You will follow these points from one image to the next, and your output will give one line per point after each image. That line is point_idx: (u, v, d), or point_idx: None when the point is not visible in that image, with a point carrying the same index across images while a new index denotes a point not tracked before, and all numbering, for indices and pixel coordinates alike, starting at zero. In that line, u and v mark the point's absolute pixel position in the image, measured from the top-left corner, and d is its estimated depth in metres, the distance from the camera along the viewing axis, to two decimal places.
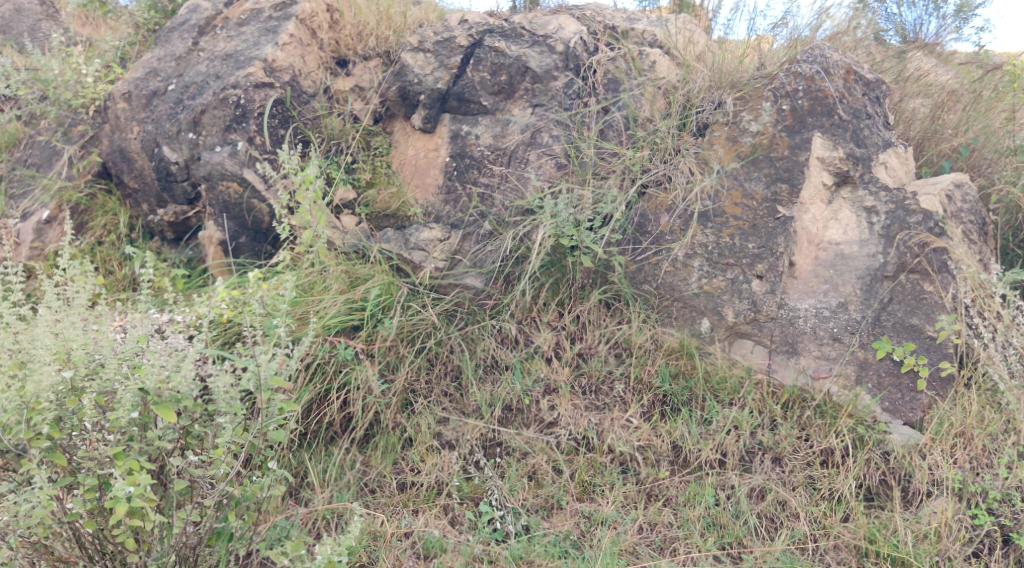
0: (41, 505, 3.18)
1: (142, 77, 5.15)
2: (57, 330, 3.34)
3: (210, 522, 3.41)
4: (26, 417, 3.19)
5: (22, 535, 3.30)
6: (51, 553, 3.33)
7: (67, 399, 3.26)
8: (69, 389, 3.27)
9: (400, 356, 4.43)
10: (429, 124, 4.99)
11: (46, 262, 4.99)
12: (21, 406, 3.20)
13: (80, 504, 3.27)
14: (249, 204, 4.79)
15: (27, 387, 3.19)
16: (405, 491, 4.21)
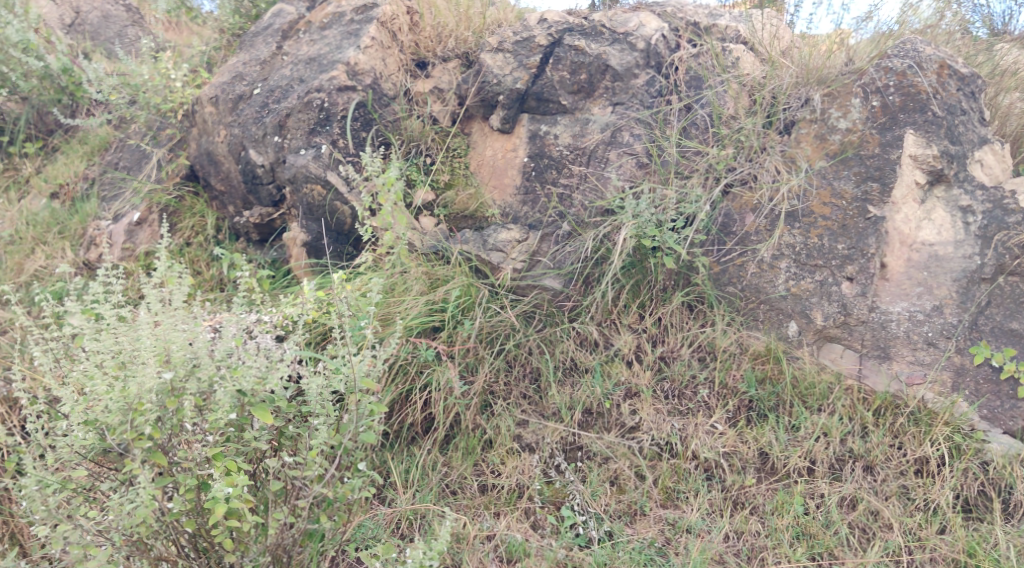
0: (143, 504, 3.22)
1: (228, 82, 5.17)
2: (157, 331, 3.31)
3: (303, 524, 3.42)
4: (131, 418, 3.23)
5: (125, 531, 3.32)
6: (151, 549, 3.34)
7: (170, 399, 3.26)
8: (170, 390, 3.27)
9: (479, 357, 4.40)
10: (508, 124, 4.95)
11: (139, 263, 5.04)
12: (125, 407, 3.25)
13: (180, 505, 3.30)
14: (332, 207, 4.79)
15: (130, 388, 3.22)
16: (486, 493, 4.18)
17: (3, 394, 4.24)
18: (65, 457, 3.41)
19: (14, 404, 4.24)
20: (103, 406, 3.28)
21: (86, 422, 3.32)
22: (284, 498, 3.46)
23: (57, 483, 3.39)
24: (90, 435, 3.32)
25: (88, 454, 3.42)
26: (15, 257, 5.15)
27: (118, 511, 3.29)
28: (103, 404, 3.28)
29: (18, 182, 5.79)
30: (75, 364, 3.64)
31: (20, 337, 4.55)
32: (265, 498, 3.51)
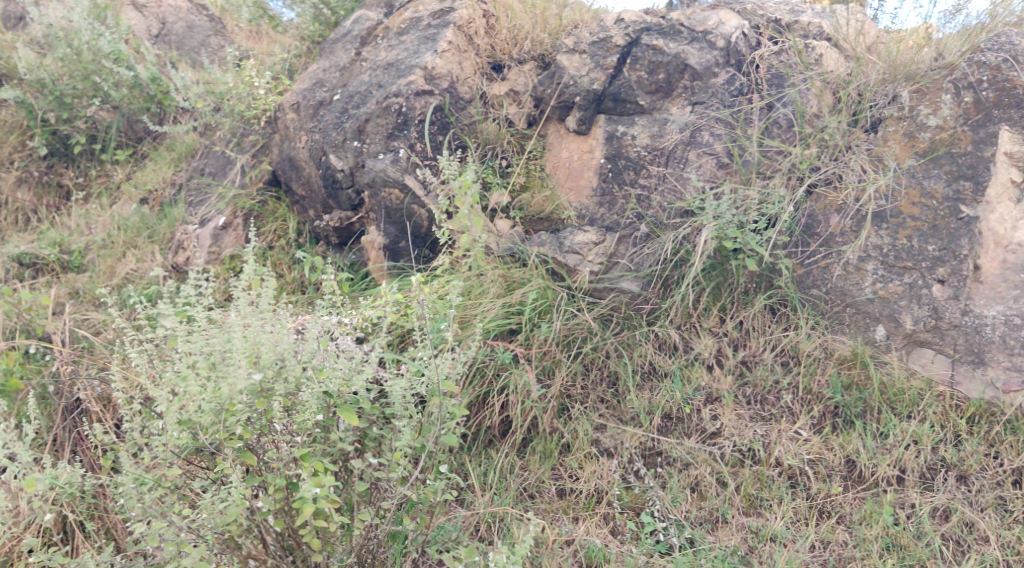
0: (235, 503, 3.26)
1: (309, 88, 5.23)
2: (248, 332, 3.34)
3: (387, 524, 3.43)
4: (223, 418, 3.26)
5: (217, 530, 3.32)
6: (241, 548, 3.35)
7: (261, 400, 3.29)
8: (260, 390, 3.31)
9: (556, 361, 4.35)
10: (584, 125, 4.89)
11: (224, 267, 5.08)
12: (218, 407, 3.27)
13: (269, 504, 3.31)
14: (409, 210, 4.80)
15: (222, 388, 3.24)
16: (564, 497, 4.16)
17: (98, 393, 4.25)
18: (160, 455, 3.41)
19: (110, 404, 4.25)
20: (196, 406, 3.29)
21: (180, 422, 3.32)
22: (368, 499, 3.45)
23: (153, 480, 3.40)
24: (184, 435, 3.32)
25: (181, 454, 3.40)
26: (107, 260, 5.26)
27: (211, 509, 3.29)
28: (197, 403, 3.29)
29: (109, 189, 5.90)
30: (166, 361, 3.67)
31: (115, 338, 4.61)
32: (349, 498, 3.46)
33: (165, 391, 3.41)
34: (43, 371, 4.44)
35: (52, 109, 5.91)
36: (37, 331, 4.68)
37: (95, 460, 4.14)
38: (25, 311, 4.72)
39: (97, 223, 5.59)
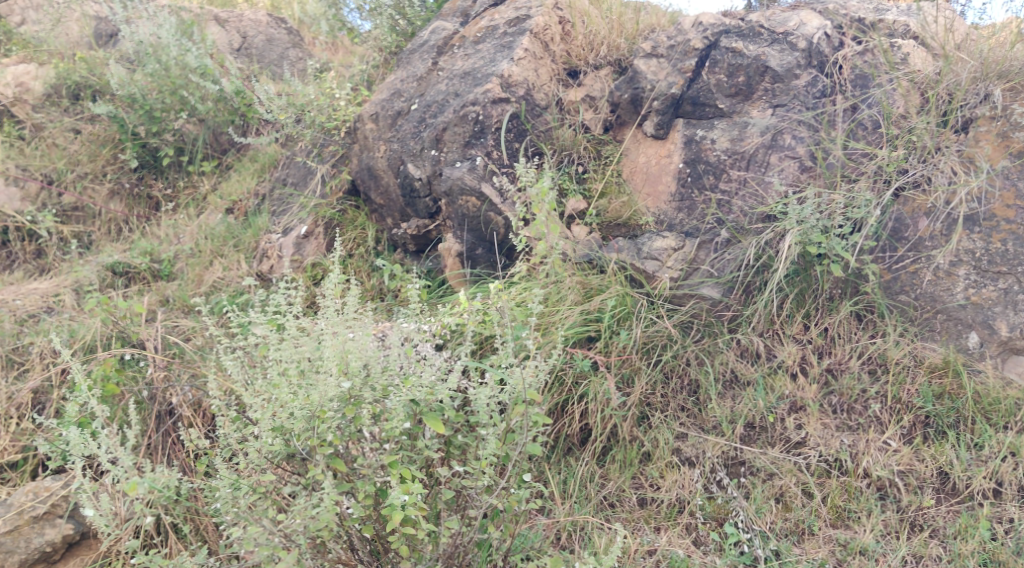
0: (327, 508, 3.22)
1: (387, 98, 5.25)
2: (337, 342, 3.39)
3: (473, 533, 3.38)
4: (315, 426, 3.29)
5: (309, 534, 3.30)
6: (329, 551, 3.36)
7: (350, 407, 3.34)
8: (348, 399, 3.35)
9: (635, 368, 4.30)
10: (662, 130, 4.84)
11: (307, 275, 5.11)
12: (309, 415, 3.30)
13: (360, 510, 3.30)
14: (486, 218, 4.78)
15: (313, 396, 3.28)
16: (645, 506, 4.12)
17: (190, 399, 4.35)
18: (254, 461, 3.39)
19: (205, 411, 4.33)
20: (289, 413, 3.31)
21: (273, 428, 3.35)
22: (453, 506, 3.47)
23: (249, 484, 3.39)
24: (277, 441, 3.35)
25: (274, 459, 3.41)
26: (196, 269, 5.34)
27: (304, 514, 3.28)
28: (289, 410, 3.32)
29: (197, 200, 6.00)
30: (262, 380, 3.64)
31: (205, 344, 4.70)
32: (435, 506, 3.48)
33: (260, 401, 3.42)
34: (140, 378, 4.47)
35: (142, 122, 6.05)
36: (131, 338, 4.65)
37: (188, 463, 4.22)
38: (120, 318, 4.69)
39: (185, 233, 5.70)
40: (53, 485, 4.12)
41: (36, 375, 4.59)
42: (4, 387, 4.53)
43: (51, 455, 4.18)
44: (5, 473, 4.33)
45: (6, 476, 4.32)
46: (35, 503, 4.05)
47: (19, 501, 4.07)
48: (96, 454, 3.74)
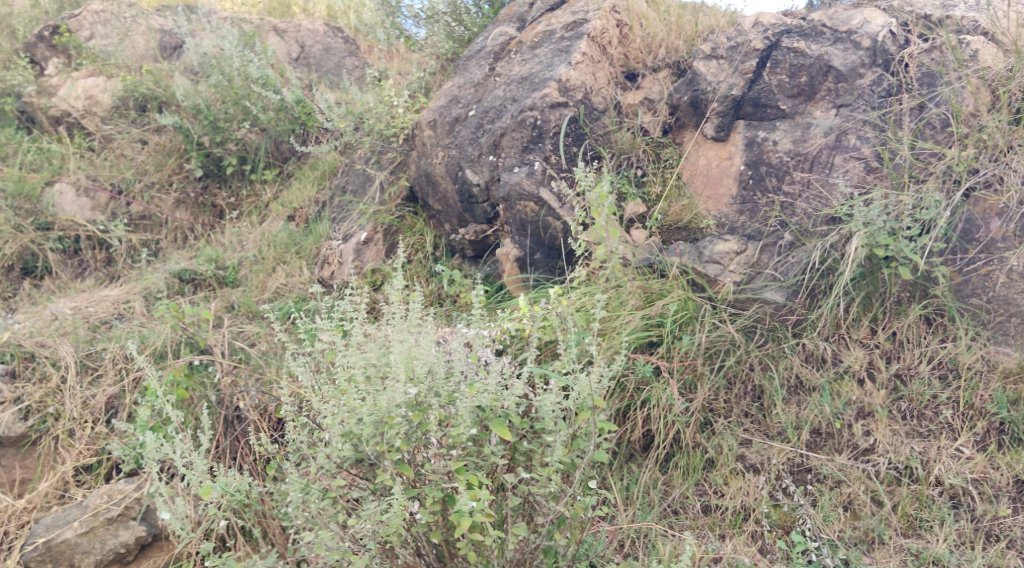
0: (397, 513, 3.23)
1: (444, 105, 5.25)
2: (409, 344, 3.37)
3: (542, 540, 3.41)
4: (383, 432, 3.28)
5: (379, 539, 3.36)
6: (397, 556, 3.41)
7: (418, 412, 3.31)
8: (415, 405, 3.32)
9: (698, 374, 4.26)
10: (723, 131, 4.78)
11: (367, 280, 5.09)
12: (377, 421, 3.29)
13: (428, 516, 3.31)
14: (544, 222, 4.73)
15: (380, 402, 3.26)
16: (709, 514, 4.08)
17: (257, 404, 4.35)
18: (324, 466, 3.41)
19: (273, 415, 4.32)
20: (357, 419, 3.30)
21: (343, 434, 3.33)
22: (519, 513, 3.43)
23: (319, 489, 3.41)
24: (346, 446, 3.33)
25: (342, 463, 3.39)
26: (259, 276, 5.38)
27: (374, 520, 3.28)
28: (358, 416, 3.30)
29: (259, 208, 6.05)
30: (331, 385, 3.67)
31: (270, 349, 4.70)
32: (501, 513, 3.46)
33: (329, 408, 3.46)
34: (208, 384, 4.54)
35: (206, 132, 6.16)
36: (199, 344, 4.75)
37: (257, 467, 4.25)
38: (189, 324, 4.79)
39: (248, 240, 5.74)
40: (127, 488, 4.18)
41: (111, 381, 4.63)
42: (79, 392, 4.59)
43: (125, 458, 4.31)
44: (80, 475, 4.40)
45: (81, 479, 4.39)
46: (109, 505, 4.11)
47: (93, 503, 4.13)
48: (172, 458, 3.77)
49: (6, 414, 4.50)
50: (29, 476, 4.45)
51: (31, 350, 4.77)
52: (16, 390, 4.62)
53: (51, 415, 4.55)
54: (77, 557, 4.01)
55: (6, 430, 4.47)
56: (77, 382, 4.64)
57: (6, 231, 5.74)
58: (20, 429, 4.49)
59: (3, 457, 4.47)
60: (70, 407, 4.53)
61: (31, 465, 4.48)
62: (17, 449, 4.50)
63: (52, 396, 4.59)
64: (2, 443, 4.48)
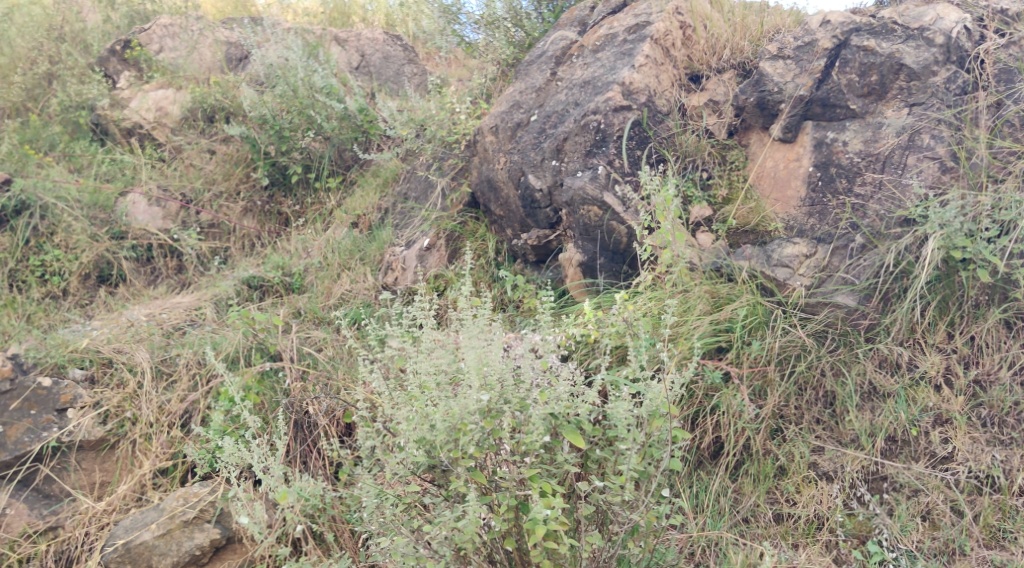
0: (471, 520, 3.18)
1: (506, 110, 5.23)
2: (480, 350, 3.35)
3: (616, 549, 3.34)
4: (454, 438, 3.27)
5: (453, 545, 3.30)
6: (470, 563, 3.33)
7: (490, 419, 3.30)
8: (487, 411, 3.30)
9: (768, 380, 4.19)
10: (790, 132, 4.71)
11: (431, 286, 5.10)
12: (450, 427, 3.28)
13: (502, 523, 3.28)
14: (609, 227, 4.67)
15: (452, 408, 3.27)
16: (781, 522, 4.02)
17: (325, 409, 4.36)
18: (397, 472, 3.44)
19: (341, 420, 4.35)
20: (430, 425, 3.31)
21: (417, 440, 3.33)
22: (593, 520, 3.43)
23: (393, 496, 3.42)
24: (420, 452, 3.33)
25: (415, 469, 3.41)
26: (325, 282, 5.40)
27: (449, 526, 3.27)
28: (430, 422, 3.32)
29: (323, 215, 6.06)
30: (403, 391, 3.68)
31: (338, 354, 4.74)
32: (575, 521, 3.41)
33: (401, 414, 3.43)
34: (278, 389, 4.57)
35: (271, 142, 6.20)
36: (269, 349, 4.77)
37: (327, 472, 4.23)
38: (259, 330, 4.81)
39: (314, 247, 5.77)
40: (201, 491, 4.20)
41: (186, 386, 4.67)
42: (155, 397, 4.65)
43: (199, 462, 4.36)
44: (156, 479, 4.47)
45: (157, 482, 4.45)
46: (185, 508, 4.14)
47: (170, 506, 4.16)
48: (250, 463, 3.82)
49: (86, 418, 4.56)
50: (108, 479, 4.53)
51: (108, 355, 4.81)
52: (94, 394, 4.65)
53: (129, 420, 4.62)
54: (154, 559, 4.05)
55: (86, 434, 4.53)
56: (153, 387, 4.69)
57: (82, 240, 5.85)
58: (100, 433, 4.56)
59: (83, 460, 4.54)
60: (147, 412, 4.60)
61: (109, 468, 4.55)
62: (97, 452, 4.57)
63: (130, 401, 4.65)
64: (82, 446, 4.54)
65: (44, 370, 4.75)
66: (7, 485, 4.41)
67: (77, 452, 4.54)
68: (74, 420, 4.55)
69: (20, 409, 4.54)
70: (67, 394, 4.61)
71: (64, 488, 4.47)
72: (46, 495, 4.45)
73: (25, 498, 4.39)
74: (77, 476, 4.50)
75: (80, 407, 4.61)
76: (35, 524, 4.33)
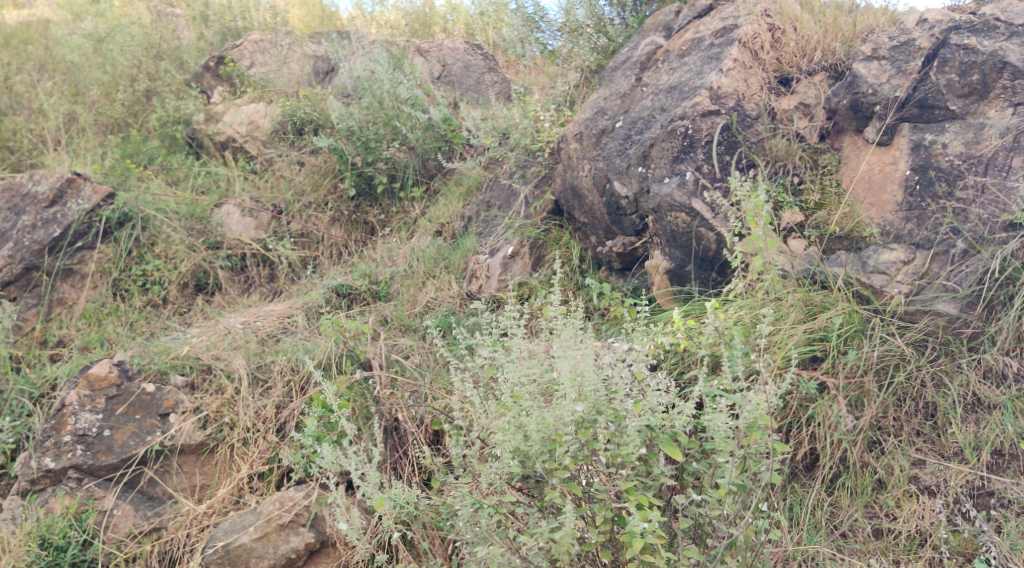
0: (568, 532, 3.13)
1: (591, 117, 5.19)
2: (574, 361, 3.32)
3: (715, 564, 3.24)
4: (551, 449, 3.24)
5: (550, 557, 3.23)
6: None
7: (586, 430, 3.26)
8: (581, 421, 3.27)
9: (865, 391, 4.05)
10: (885, 135, 4.56)
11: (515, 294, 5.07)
12: (545, 438, 3.24)
13: (598, 536, 3.23)
14: (697, 233, 4.58)
15: (548, 419, 3.24)
16: (881, 538, 3.89)
17: (415, 416, 4.39)
18: (493, 481, 3.41)
19: (430, 428, 4.37)
20: (525, 435, 3.27)
21: (512, 450, 3.29)
22: (692, 534, 3.35)
23: (490, 506, 3.37)
24: (514, 462, 3.29)
25: (510, 479, 3.38)
26: (410, 290, 5.40)
27: (545, 537, 3.20)
28: (525, 433, 3.27)
29: (407, 224, 6.09)
30: (495, 401, 3.68)
31: (425, 362, 4.76)
32: (672, 534, 3.37)
33: (496, 424, 3.43)
34: (369, 396, 4.54)
35: (358, 153, 6.24)
36: (359, 356, 4.78)
37: (420, 479, 4.26)
38: (349, 337, 4.82)
39: (399, 255, 5.77)
40: (297, 496, 4.22)
41: (280, 393, 4.70)
42: (252, 403, 4.69)
43: (294, 466, 4.39)
44: (254, 482, 4.49)
45: (254, 485, 4.48)
46: (281, 512, 4.16)
47: (267, 509, 4.19)
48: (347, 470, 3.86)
49: (187, 423, 4.64)
50: (209, 481, 4.60)
51: (207, 362, 4.88)
52: (195, 400, 4.73)
53: (227, 425, 4.66)
54: (252, 561, 4.08)
55: (187, 438, 4.60)
56: (250, 393, 4.74)
57: (181, 250, 5.94)
58: (200, 437, 4.62)
59: (185, 463, 4.61)
60: (245, 417, 4.64)
61: (210, 471, 4.61)
62: (197, 456, 4.64)
63: (228, 406, 4.71)
64: (184, 449, 4.61)
65: (148, 376, 4.81)
66: (114, 486, 4.52)
67: (179, 456, 4.61)
68: (176, 425, 4.63)
69: (126, 414, 4.65)
70: (170, 399, 4.70)
71: (167, 491, 4.55)
72: (149, 497, 4.54)
73: (131, 500, 4.49)
74: (178, 478, 4.58)
75: (182, 412, 4.69)
76: (139, 525, 4.42)
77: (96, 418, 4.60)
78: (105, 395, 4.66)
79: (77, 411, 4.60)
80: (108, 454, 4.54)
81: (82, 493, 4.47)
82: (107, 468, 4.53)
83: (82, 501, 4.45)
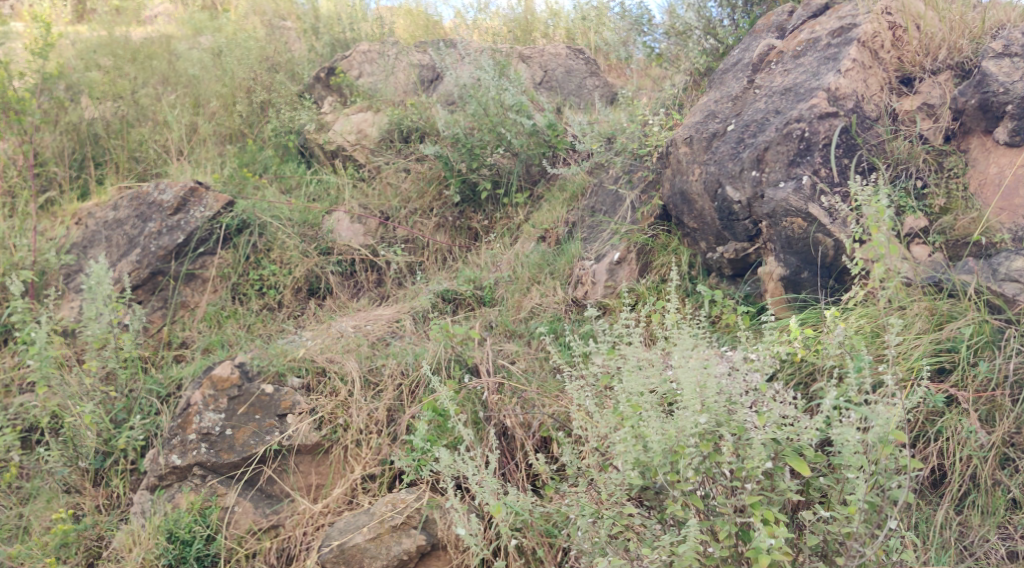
0: (692, 546, 3.04)
1: (701, 121, 5.03)
2: (696, 372, 3.20)
3: None
4: (672, 460, 3.18)
5: None
6: None
7: (708, 442, 3.17)
8: (703, 433, 3.18)
9: (997, 405, 3.86)
10: (1018, 136, 4.39)
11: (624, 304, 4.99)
12: (667, 449, 3.19)
13: (722, 550, 3.14)
14: (815, 239, 4.42)
15: (670, 430, 3.17)
16: (1016, 561, 3.67)
17: (523, 422, 4.36)
18: (611, 491, 3.34)
19: (541, 435, 4.33)
20: (644, 447, 3.24)
21: (634, 461, 3.25)
22: (818, 552, 3.24)
23: (610, 517, 3.30)
24: (635, 473, 3.24)
25: (629, 490, 3.32)
26: (515, 296, 5.36)
27: (668, 549, 3.11)
28: (645, 444, 3.23)
29: (511, 230, 6.06)
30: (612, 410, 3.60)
31: (531, 368, 4.67)
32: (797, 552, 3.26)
33: (615, 435, 3.36)
34: (476, 401, 4.54)
35: (463, 160, 6.20)
36: (466, 361, 4.76)
37: (531, 487, 4.21)
38: (457, 343, 4.81)
39: (502, 261, 5.74)
40: (409, 498, 4.24)
41: (391, 395, 4.71)
42: (364, 405, 4.69)
43: (406, 469, 4.38)
44: (367, 483, 4.50)
45: (367, 486, 4.49)
46: (393, 513, 4.17)
47: (380, 510, 4.20)
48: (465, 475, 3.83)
49: (304, 423, 4.67)
50: (324, 482, 4.63)
51: (322, 364, 4.91)
52: (311, 401, 4.76)
53: (342, 426, 4.69)
54: (366, 561, 4.07)
55: (304, 439, 4.64)
56: (363, 396, 4.74)
57: (295, 256, 6.00)
58: (316, 437, 4.65)
59: (301, 463, 4.65)
60: (358, 418, 4.65)
61: (325, 471, 4.65)
62: (313, 456, 4.67)
63: (342, 408, 4.72)
64: (300, 450, 4.65)
65: (266, 377, 4.86)
66: (235, 483, 4.56)
67: (295, 455, 4.65)
68: (293, 425, 4.67)
69: (246, 413, 4.70)
70: (287, 401, 4.74)
71: (284, 489, 4.58)
72: (268, 495, 4.58)
73: (251, 498, 4.53)
74: (295, 478, 4.62)
75: (299, 413, 4.72)
76: (259, 522, 4.46)
77: (218, 417, 4.66)
78: (227, 395, 4.73)
79: (202, 410, 4.67)
80: (230, 452, 4.59)
81: (206, 489, 4.54)
82: (229, 466, 4.57)
83: (206, 496, 4.51)
